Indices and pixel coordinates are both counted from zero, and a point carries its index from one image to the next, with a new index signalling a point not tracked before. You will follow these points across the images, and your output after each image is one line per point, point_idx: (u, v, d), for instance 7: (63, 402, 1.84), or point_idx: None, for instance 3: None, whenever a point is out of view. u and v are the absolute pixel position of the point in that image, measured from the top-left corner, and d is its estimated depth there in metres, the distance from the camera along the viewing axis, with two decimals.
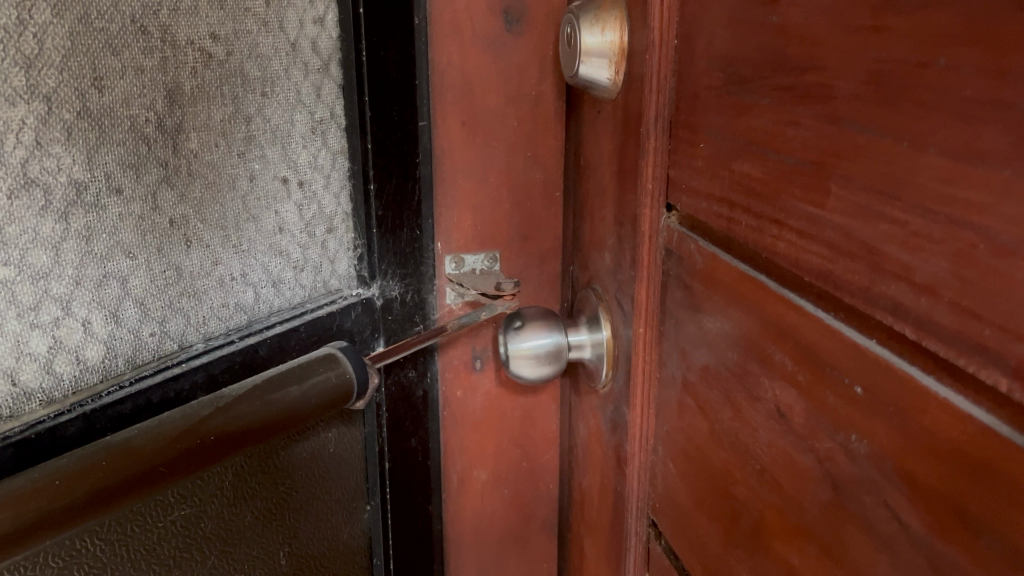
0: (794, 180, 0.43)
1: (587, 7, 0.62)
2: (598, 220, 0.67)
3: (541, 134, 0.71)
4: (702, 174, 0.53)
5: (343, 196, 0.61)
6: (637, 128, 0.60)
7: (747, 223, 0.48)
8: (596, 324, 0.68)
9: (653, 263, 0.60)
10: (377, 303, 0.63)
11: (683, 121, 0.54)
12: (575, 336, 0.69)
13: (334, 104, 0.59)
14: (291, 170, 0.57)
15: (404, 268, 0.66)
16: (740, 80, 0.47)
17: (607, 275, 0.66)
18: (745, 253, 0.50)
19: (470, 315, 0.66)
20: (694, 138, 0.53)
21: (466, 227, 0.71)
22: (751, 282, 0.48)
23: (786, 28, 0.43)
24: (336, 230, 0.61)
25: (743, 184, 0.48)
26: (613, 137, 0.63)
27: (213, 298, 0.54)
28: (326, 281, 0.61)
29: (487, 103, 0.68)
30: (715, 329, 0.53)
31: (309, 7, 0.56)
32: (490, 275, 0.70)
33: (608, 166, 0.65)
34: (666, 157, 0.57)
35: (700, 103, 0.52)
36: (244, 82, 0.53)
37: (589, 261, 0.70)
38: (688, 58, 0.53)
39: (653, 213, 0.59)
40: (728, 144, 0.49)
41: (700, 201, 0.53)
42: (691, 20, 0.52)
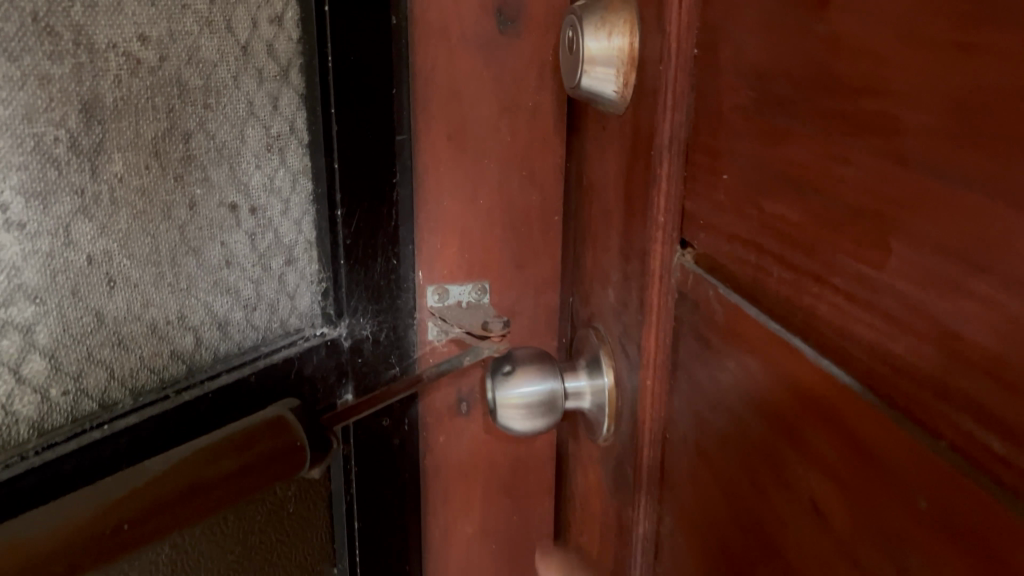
0: (843, 229, 0.35)
1: (594, 8, 0.53)
2: (602, 251, 0.58)
3: (539, 149, 0.61)
4: (726, 209, 0.44)
5: (305, 222, 0.53)
6: (648, 150, 0.51)
7: (781, 273, 0.40)
8: (597, 370, 0.60)
9: (664, 307, 0.51)
10: (344, 345, 0.55)
11: (703, 145, 0.46)
12: (573, 381, 0.61)
13: (295, 116, 0.51)
14: (242, 194, 0.49)
15: (379, 304, 0.57)
16: (774, 101, 0.39)
17: (611, 314, 0.58)
18: (774, 307, 0.41)
19: (450, 360, 0.58)
20: (717, 166, 0.44)
21: (450, 255, 0.62)
22: (783, 345, 0.40)
23: (835, 40, 0.34)
24: (297, 261, 0.53)
25: (775, 227, 0.40)
26: (621, 159, 0.54)
27: (143, 346, 0.46)
28: (284, 321, 0.53)
29: (478, 114, 0.59)
30: (737, 394, 0.44)
31: (263, 4, 0.47)
32: (479, 310, 0.62)
33: (614, 191, 0.56)
34: (682, 186, 0.48)
35: (725, 125, 0.43)
36: (182, 93, 0.45)
37: (592, 296, 0.61)
38: (710, 71, 0.44)
39: (665, 250, 0.50)
40: (757, 177, 0.41)
41: (722, 240, 0.45)
42: (716, 25, 0.43)
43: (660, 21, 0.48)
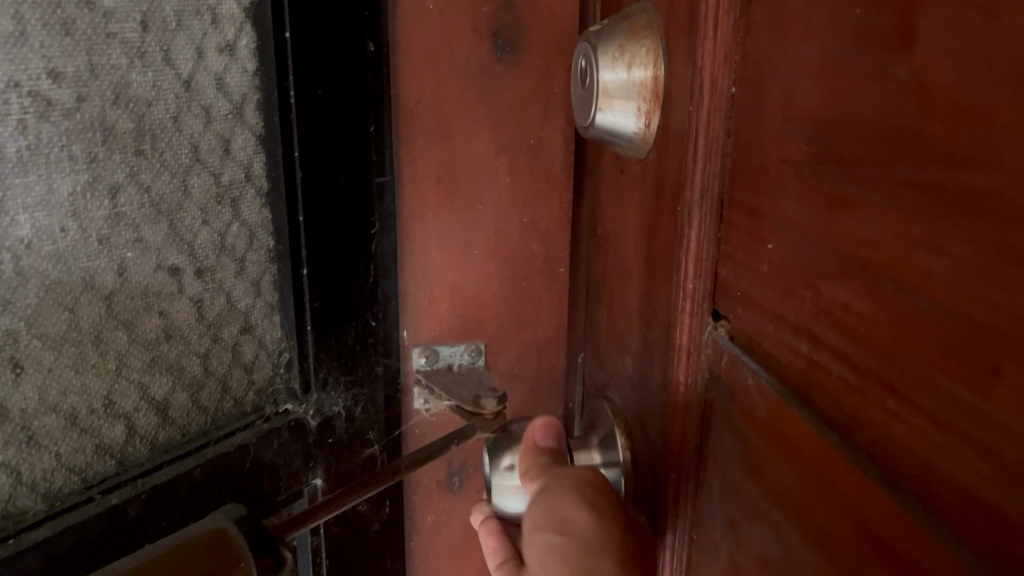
0: (929, 347, 0.21)
1: (613, 34, 0.40)
2: (622, 317, 0.46)
3: (543, 192, 0.53)
4: (763, 277, 0.30)
5: (265, 283, 0.45)
6: (674, 201, 0.37)
7: (839, 374, 0.25)
8: (611, 448, 0.46)
9: (692, 395, 0.36)
10: (312, 425, 0.47)
11: (739, 194, 0.31)
12: (584, 456, 0.48)
13: (251, 160, 0.43)
14: (185, 256, 0.41)
15: (354, 374, 0.49)
16: (841, 134, 0.24)
17: (629, 388, 0.45)
18: (828, 409, 0.26)
19: (433, 442, 0.47)
20: (757, 228, 0.30)
21: (440, 311, 0.53)
22: (824, 445, 0.25)
23: (922, 84, 0.20)
24: (255, 328, 0.45)
25: (830, 315, 0.25)
26: (644, 213, 0.41)
27: (59, 441, 0.38)
28: (239, 399, 0.45)
29: (472, 153, 0.51)
30: (765, 504, 0.30)
31: (211, 30, 0.40)
32: (471, 378, 0.53)
33: (634, 250, 0.43)
34: (716, 251, 0.33)
35: (767, 173, 0.29)
36: (108, 138, 0.37)
37: (611, 365, 0.48)
38: (753, 98, 0.30)
39: (694, 323, 0.35)
40: (809, 249, 0.26)
41: (764, 318, 0.30)
42: (757, 42, 0.29)
43: (692, 43, 0.34)
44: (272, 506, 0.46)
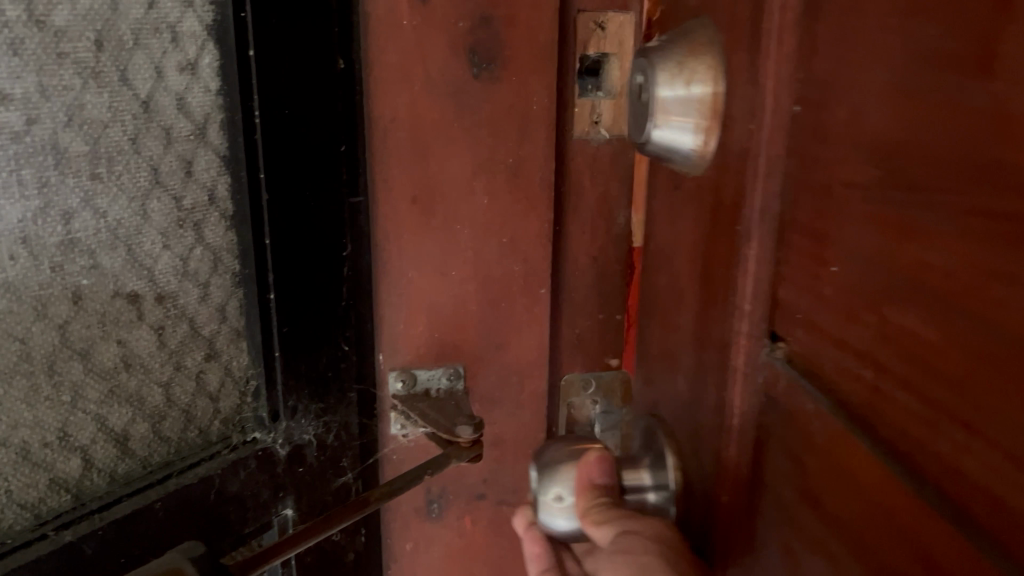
0: (1000, 378, 0.20)
1: (669, 52, 0.40)
2: (675, 335, 0.45)
3: (522, 212, 0.51)
4: (825, 301, 0.29)
5: (230, 308, 0.43)
6: (733, 224, 0.36)
7: (904, 403, 0.24)
8: (662, 470, 0.46)
9: (745, 420, 0.36)
10: (280, 454, 0.45)
11: (799, 215, 0.31)
12: (633, 477, 0.46)
13: (215, 182, 0.41)
14: (145, 281, 0.40)
15: (325, 402, 0.47)
16: (914, 155, 0.24)
17: (681, 413, 0.44)
18: (891, 436, 0.25)
19: (403, 475, 0.46)
20: (821, 251, 0.29)
21: (417, 333, 0.52)
22: (886, 473, 0.25)
23: (1002, 108, 0.20)
24: (220, 355, 0.44)
25: (896, 344, 0.25)
26: (697, 228, 0.41)
27: (11, 477, 0.37)
28: (204, 428, 0.44)
29: (448, 172, 0.49)
30: (815, 531, 0.30)
31: (170, 49, 0.38)
32: (448, 403, 0.51)
33: (688, 266, 0.43)
34: (777, 272, 0.33)
35: (831, 195, 0.28)
36: (61, 162, 0.36)
37: (658, 384, 0.48)
38: (816, 118, 0.29)
39: (750, 345, 0.35)
40: (876, 275, 0.26)
41: (823, 341, 0.29)
42: (823, 59, 0.29)
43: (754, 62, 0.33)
44: (241, 539, 0.44)
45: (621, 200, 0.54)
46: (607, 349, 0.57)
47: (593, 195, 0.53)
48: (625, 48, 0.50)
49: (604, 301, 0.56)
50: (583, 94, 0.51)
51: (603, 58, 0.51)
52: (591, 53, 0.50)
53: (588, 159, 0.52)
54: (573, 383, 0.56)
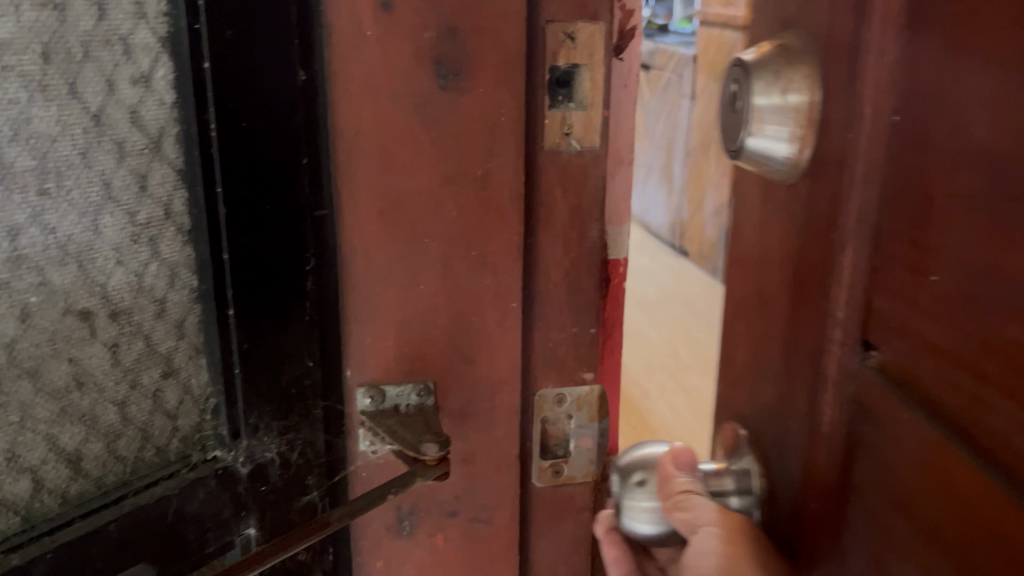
0: None
1: (763, 56, 0.31)
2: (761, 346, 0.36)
3: (491, 224, 0.50)
4: (917, 309, 0.25)
5: (188, 324, 0.43)
6: (823, 227, 0.30)
7: (1011, 416, 0.21)
8: (744, 476, 0.37)
9: (836, 427, 0.30)
10: (242, 473, 0.44)
11: (910, 203, 0.25)
12: (715, 482, 0.38)
13: (171, 196, 0.41)
14: (97, 298, 0.39)
15: (289, 419, 0.46)
16: (1011, 141, 0.21)
17: (767, 416, 0.35)
18: (1001, 444, 0.21)
19: (364, 496, 0.45)
20: (922, 250, 0.25)
21: (385, 348, 0.50)
22: (994, 493, 0.21)
23: None
24: (178, 372, 0.43)
25: (990, 354, 0.22)
26: (764, 247, 0.35)
27: None
28: (162, 446, 0.43)
29: (414, 185, 0.48)
30: (901, 549, 0.26)
31: (122, 61, 0.38)
32: (417, 420, 0.49)
33: (778, 274, 0.34)
34: (876, 274, 0.27)
35: (934, 188, 0.24)
36: (6, 178, 0.35)
37: (739, 387, 0.38)
38: (901, 112, 0.25)
39: (831, 357, 0.29)
40: (964, 280, 0.23)
41: (914, 348, 0.25)
42: (922, 32, 0.24)
43: (856, 62, 0.27)
44: (200, 560, 0.43)
45: (594, 212, 0.53)
46: (582, 362, 0.56)
47: (565, 208, 0.52)
48: (596, 58, 0.49)
49: (578, 314, 0.55)
50: (553, 105, 0.50)
51: (573, 69, 0.50)
52: (560, 65, 0.49)
53: (558, 171, 0.52)
54: (546, 398, 0.56)
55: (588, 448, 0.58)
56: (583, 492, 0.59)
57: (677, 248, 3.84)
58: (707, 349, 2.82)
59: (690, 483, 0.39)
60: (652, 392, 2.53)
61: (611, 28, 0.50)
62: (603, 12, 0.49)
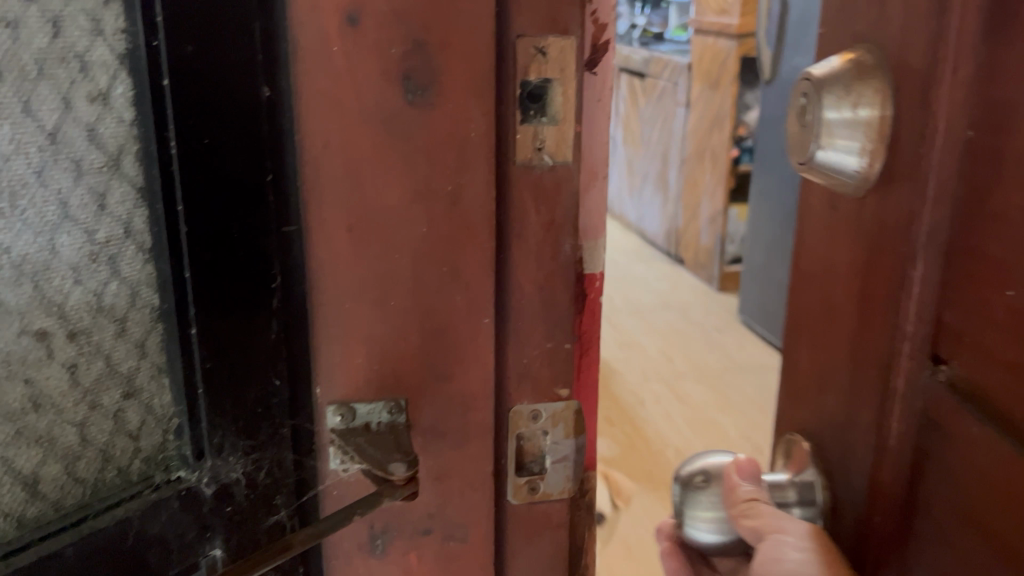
0: None
1: (835, 69, 0.36)
2: (827, 360, 0.41)
3: (463, 240, 0.49)
4: (1001, 324, 0.30)
5: (151, 344, 0.43)
6: (893, 251, 0.35)
7: None
8: (808, 488, 0.43)
9: (904, 439, 0.35)
10: (206, 493, 0.44)
11: (975, 246, 0.31)
12: (779, 493, 0.43)
13: (131, 215, 0.41)
14: (54, 318, 0.39)
15: (255, 439, 0.46)
16: None
17: (829, 431, 0.41)
18: None
19: (333, 514, 0.45)
20: (1001, 277, 0.30)
21: (355, 366, 0.50)
22: None
23: None
24: (140, 391, 0.43)
25: None
26: (829, 256, 0.40)
27: None
28: (123, 468, 0.43)
29: (384, 201, 0.47)
30: (988, 554, 0.31)
31: (79, 79, 0.38)
32: (386, 439, 0.49)
33: (843, 287, 0.39)
34: (942, 297, 0.33)
35: (1007, 222, 0.30)
36: None
37: (802, 401, 0.44)
38: (999, 142, 0.30)
39: (910, 367, 0.35)
40: None
41: (1002, 369, 0.30)
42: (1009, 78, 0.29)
43: (926, 105, 0.32)
44: None
45: (567, 227, 0.52)
46: (558, 379, 0.55)
47: (538, 222, 0.52)
48: (567, 73, 0.49)
49: (553, 330, 0.54)
50: (525, 119, 0.50)
51: (545, 83, 0.49)
52: (532, 79, 0.49)
53: (531, 186, 0.51)
54: (522, 413, 0.55)
55: (564, 464, 0.57)
56: (560, 510, 0.58)
57: (672, 256, 3.84)
58: (702, 357, 2.81)
59: (755, 491, 0.43)
60: (647, 400, 2.52)
61: (583, 42, 0.49)
62: (574, 26, 0.48)
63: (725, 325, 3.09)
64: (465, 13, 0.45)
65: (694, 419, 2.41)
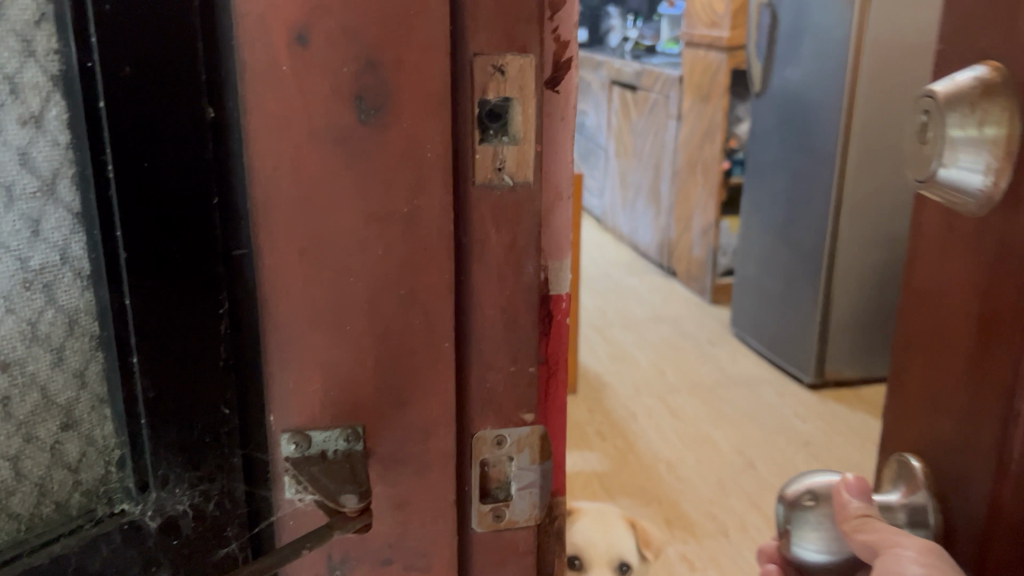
0: None
1: (961, 87, 0.44)
2: (946, 378, 0.49)
3: (420, 262, 0.48)
4: None
5: (91, 373, 0.42)
6: (1017, 277, 0.44)
7: None
8: (919, 510, 0.52)
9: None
10: (150, 527, 0.43)
11: None
12: (889, 510, 0.53)
13: (68, 241, 0.40)
14: None
15: (202, 470, 0.44)
16: None
17: (942, 447, 0.50)
18: None
19: (280, 550, 0.44)
20: None
21: (311, 393, 0.48)
22: None
23: None
24: (80, 422, 0.43)
25: None
26: (951, 278, 0.49)
27: None
28: (62, 502, 0.43)
29: (337, 223, 0.46)
30: None
31: (9, 103, 0.38)
32: (339, 471, 0.47)
33: (965, 311, 0.48)
34: None
35: None
36: None
37: (914, 418, 0.52)
38: None
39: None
40: None
41: None
42: None
43: None
44: None
45: (530, 248, 0.51)
46: (522, 403, 0.54)
47: (499, 244, 0.50)
48: (527, 92, 0.48)
49: (517, 354, 0.52)
50: (485, 139, 0.48)
51: (505, 103, 0.48)
52: (491, 98, 0.48)
53: (492, 207, 0.50)
54: (485, 439, 0.54)
55: (530, 491, 0.55)
56: (527, 536, 0.56)
57: (665, 267, 3.83)
58: (694, 369, 2.80)
59: (864, 508, 0.52)
60: (638, 413, 2.50)
61: (543, 61, 0.48)
62: (532, 44, 0.47)
63: (717, 337, 3.09)
64: (419, 31, 0.44)
65: (686, 432, 2.39)
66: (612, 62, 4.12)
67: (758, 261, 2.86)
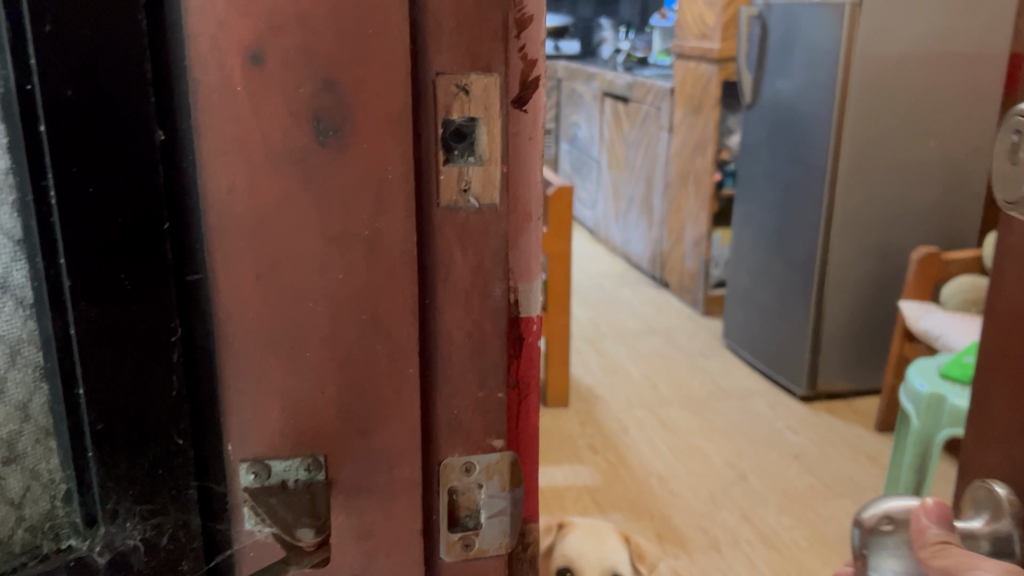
0: None
1: None
2: None
3: (382, 287, 0.46)
4: None
5: (35, 404, 0.41)
6: None
7: None
8: (1004, 540, 0.47)
9: None
10: (96, 561, 0.42)
11: None
12: (970, 540, 0.48)
13: (10, 271, 0.40)
14: None
15: (155, 501, 0.43)
16: None
17: None
18: None
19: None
20: None
21: (270, 421, 0.47)
22: None
23: None
24: (24, 454, 0.42)
25: None
26: None
27: None
28: (5, 536, 0.43)
29: (295, 246, 0.45)
30: None
31: None
32: (296, 505, 0.47)
33: None
34: None
35: None
36: None
37: (997, 449, 0.49)
38: None
39: None
40: None
41: None
42: None
43: None
44: None
45: (497, 271, 0.50)
46: (490, 429, 0.52)
47: (465, 267, 0.49)
48: (492, 112, 0.47)
49: (484, 379, 0.51)
50: (449, 160, 0.47)
51: (470, 122, 0.47)
52: (455, 118, 0.47)
53: (457, 228, 0.48)
54: (453, 466, 0.52)
55: (500, 519, 0.54)
56: (497, 565, 0.55)
57: (657, 279, 3.82)
58: (687, 382, 2.79)
59: (944, 535, 0.47)
60: (630, 427, 2.49)
61: (507, 80, 0.47)
62: (496, 64, 0.46)
63: (710, 350, 3.07)
64: (378, 50, 0.43)
65: (677, 445, 2.38)
66: (604, 74, 4.12)
67: (750, 273, 2.85)
